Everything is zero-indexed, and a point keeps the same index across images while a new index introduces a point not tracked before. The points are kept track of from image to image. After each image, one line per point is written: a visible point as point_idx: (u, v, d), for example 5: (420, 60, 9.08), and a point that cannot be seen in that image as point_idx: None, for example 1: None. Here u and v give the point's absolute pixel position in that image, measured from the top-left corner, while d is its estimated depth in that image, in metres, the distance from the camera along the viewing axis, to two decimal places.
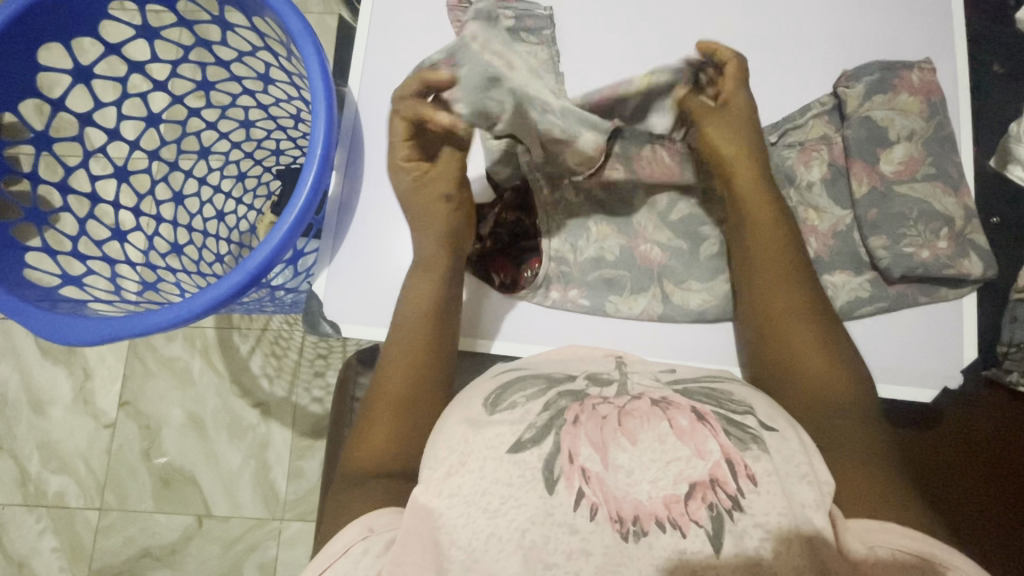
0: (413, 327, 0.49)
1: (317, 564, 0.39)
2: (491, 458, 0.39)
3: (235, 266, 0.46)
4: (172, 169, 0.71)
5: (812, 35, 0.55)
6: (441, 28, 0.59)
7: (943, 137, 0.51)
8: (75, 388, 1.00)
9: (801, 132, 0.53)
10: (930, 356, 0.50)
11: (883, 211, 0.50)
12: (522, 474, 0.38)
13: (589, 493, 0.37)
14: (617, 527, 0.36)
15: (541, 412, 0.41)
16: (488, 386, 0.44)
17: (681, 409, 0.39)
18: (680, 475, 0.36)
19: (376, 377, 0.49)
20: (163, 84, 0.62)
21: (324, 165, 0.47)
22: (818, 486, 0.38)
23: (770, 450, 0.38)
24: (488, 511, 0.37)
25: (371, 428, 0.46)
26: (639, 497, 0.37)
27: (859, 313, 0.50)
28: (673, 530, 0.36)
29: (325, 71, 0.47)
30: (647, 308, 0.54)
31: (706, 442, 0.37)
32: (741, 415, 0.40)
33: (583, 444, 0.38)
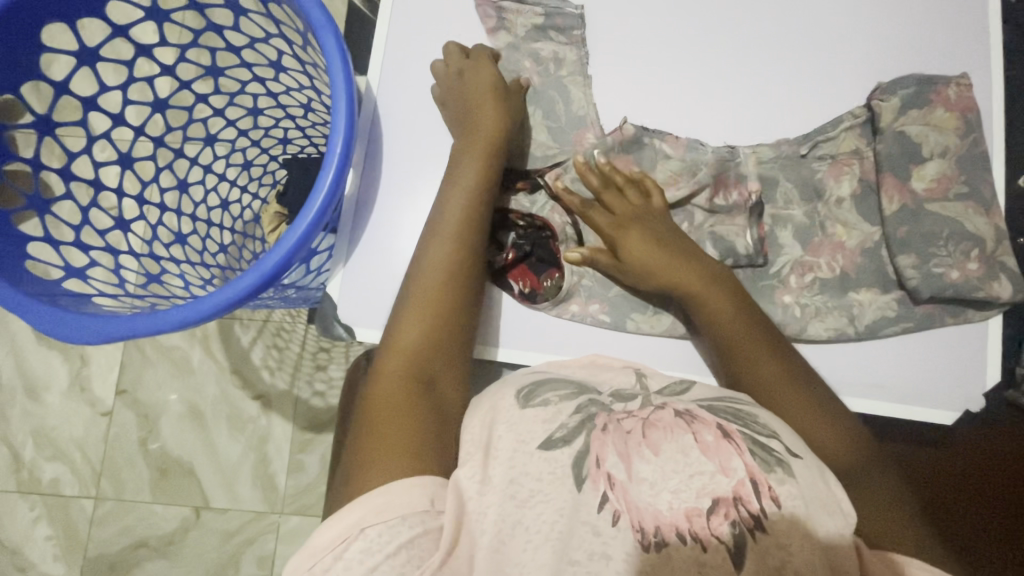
0: (450, 217, 0.48)
1: (369, 512, 0.35)
2: (522, 452, 0.38)
3: (250, 265, 0.45)
4: (177, 156, 0.69)
5: (843, 45, 0.54)
6: (462, 22, 0.57)
7: (977, 155, 0.50)
8: (71, 374, 0.98)
9: (773, 148, 0.53)
10: (943, 383, 0.50)
11: (914, 229, 0.49)
12: (551, 471, 0.37)
13: (612, 499, 0.36)
14: (638, 537, 0.35)
15: (572, 414, 0.39)
16: (522, 381, 0.43)
17: (706, 424, 0.38)
18: (703, 489, 0.35)
19: (415, 268, 0.48)
20: (172, 69, 0.59)
21: (343, 163, 0.46)
22: (844, 517, 0.36)
23: (796, 475, 0.36)
24: (516, 499, 0.36)
25: (417, 307, 0.46)
26: (661, 507, 0.35)
27: (884, 333, 0.49)
28: (694, 543, 0.34)
29: (346, 66, 0.45)
30: (670, 328, 0.53)
31: (731, 459, 0.36)
32: (766, 438, 0.38)
33: (611, 451, 0.37)
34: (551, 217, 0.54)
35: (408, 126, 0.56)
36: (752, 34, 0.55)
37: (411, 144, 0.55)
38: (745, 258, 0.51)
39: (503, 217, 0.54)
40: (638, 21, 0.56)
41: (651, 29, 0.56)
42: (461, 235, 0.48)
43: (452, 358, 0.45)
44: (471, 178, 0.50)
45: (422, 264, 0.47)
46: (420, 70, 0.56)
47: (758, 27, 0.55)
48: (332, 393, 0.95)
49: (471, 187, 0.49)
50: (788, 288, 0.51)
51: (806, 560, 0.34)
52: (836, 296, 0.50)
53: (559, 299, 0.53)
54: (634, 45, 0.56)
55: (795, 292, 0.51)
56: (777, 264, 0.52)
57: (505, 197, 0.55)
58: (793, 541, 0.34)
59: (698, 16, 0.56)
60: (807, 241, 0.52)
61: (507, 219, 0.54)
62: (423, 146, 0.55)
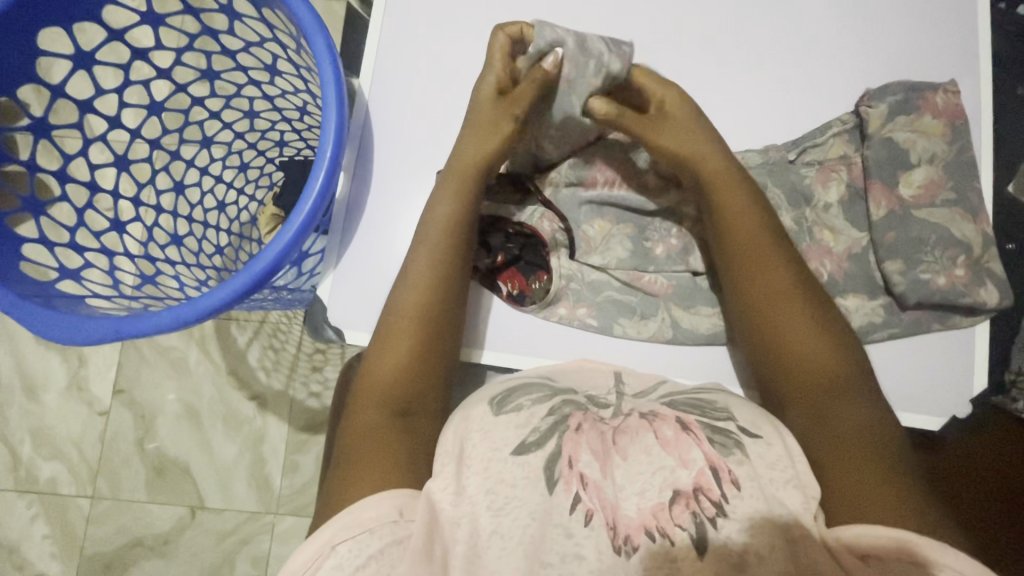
0: (429, 246, 0.48)
1: (338, 529, 0.36)
2: (495, 460, 0.39)
3: (241, 267, 0.45)
4: (174, 158, 0.70)
5: (832, 50, 0.55)
6: (454, 27, 0.57)
7: (965, 161, 0.50)
8: (69, 374, 0.99)
9: (760, 154, 0.53)
10: (931, 387, 0.50)
11: (901, 236, 0.49)
12: (525, 475, 0.38)
13: (585, 498, 0.37)
14: (610, 536, 0.36)
15: (545, 416, 0.41)
16: (496, 389, 0.44)
17: (666, 421, 0.40)
18: (665, 483, 0.37)
19: (394, 296, 0.48)
20: (168, 73, 0.60)
21: (333, 167, 0.46)
22: (805, 491, 0.38)
23: (751, 456, 0.38)
24: (492, 508, 0.37)
25: (393, 339, 0.45)
26: (628, 506, 0.37)
27: (871, 338, 0.50)
28: (662, 539, 0.36)
29: (337, 70, 0.46)
30: (656, 333, 0.53)
31: (690, 450, 0.38)
32: (723, 422, 0.40)
33: (584, 451, 0.38)
34: (539, 225, 0.54)
35: (400, 130, 0.56)
36: (742, 38, 0.55)
37: (403, 148, 0.56)
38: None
39: (490, 224, 0.55)
40: (629, 25, 0.56)
41: (643, 33, 0.56)
42: (437, 263, 0.48)
43: (432, 386, 0.45)
44: (448, 204, 0.49)
45: (401, 294, 0.47)
46: (413, 75, 0.57)
47: (748, 32, 0.55)
48: (327, 393, 0.96)
49: (450, 212, 0.49)
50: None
51: (768, 544, 0.36)
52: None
53: (546, 302, 0.53)
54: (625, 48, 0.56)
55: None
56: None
57: (491, 203, 0.56)
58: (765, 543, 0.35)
59: (689, 20, 0.56)
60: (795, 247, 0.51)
61: (497, 226, 0.55)
62: (415, 150, 0.56)
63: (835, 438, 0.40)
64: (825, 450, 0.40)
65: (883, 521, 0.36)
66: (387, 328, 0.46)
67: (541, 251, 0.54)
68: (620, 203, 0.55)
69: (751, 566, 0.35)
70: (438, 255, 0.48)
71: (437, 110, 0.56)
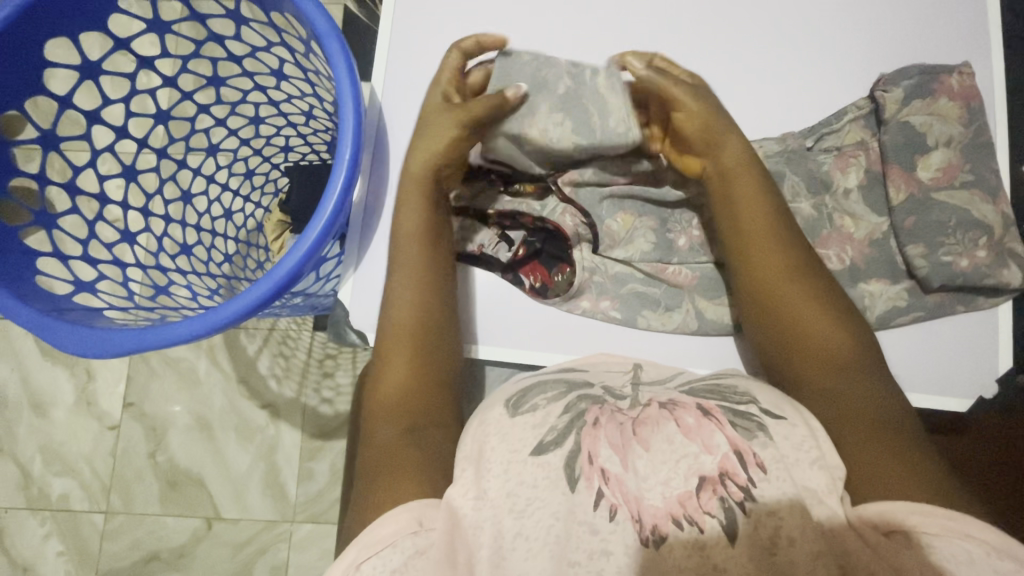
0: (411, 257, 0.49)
1: (361, 548, 0.36)
2: (515, 461, 0.39)
3: (263, 274, 0.45)
4: (181, 167, 0.69)
5: (843, 35, 0.55)
6: (464, 26, 0.57)
7: (981, 143, 0.50)
8: (77, 390, 0.98)
9: (777, 142, 0.53)
10: (956, 369, 0.50)
11: (921, 220, 0.49)
12: (546, 474, 0.38)
13: (609, 494, 0.36)
14: (637, 529, 0.35)
15: (561, 415, 0.41)
16: (509, 392, 0.45)
17: (687, 409, 0.39)
18: (690, 471, 0.36)
19: (386, 312, 0.48)
20: (175, 80, 0.59)
21: (353, 171, 0.46)
22: (829, 471, 0.37)
23: (776, 437, 0.38)
24: (514, 510, 0.37)
25: (392, 355, 0.46)
26: (654, 498, 0.36)
27: (897, 322, 0.49)
28: (690, 527, 0.35)
29: (353, 72, 0.45)
30: (682, 324, 0.53)
31: (713, 436, 0.37)
32: (744, 405, 0.39)
33: (603, 446, 0.38)
34: (562, 220, 0.54)
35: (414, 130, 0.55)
36: (754, 28, 0.55)
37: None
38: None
39: (509, 218, 0.54)
40: (639, 18, 0.56)
41: (655, 25, 0.56)
42: (421, 272, 0.48)
43: (439, 398, 0.45)
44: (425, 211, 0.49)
45: (391, 310, 0.48)
46: (425, 76, 0.56)
47: (758, 21, 0.55)
48: (340, 399, 0.95)
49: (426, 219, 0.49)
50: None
51: (798, 524, 0.34)
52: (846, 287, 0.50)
53: (569, 296, 0.53)
54: (637, 41, 0.56)
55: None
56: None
57: (512, 200, 0.55)
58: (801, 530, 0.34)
59: (700, 11, 0.56)
60: (814, 235, 0.51)
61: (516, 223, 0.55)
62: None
63: (854, 415, 0.40)
64: (844, 428, 0.40)
65: (905, 492, 0.36)
66: (386, 345, 0.47)
67: (564, 243, 0.54)
68: (640, 195, 0.55)
69: (783, 550, 0.34)
70: (424, 264, 0.49)
71: None
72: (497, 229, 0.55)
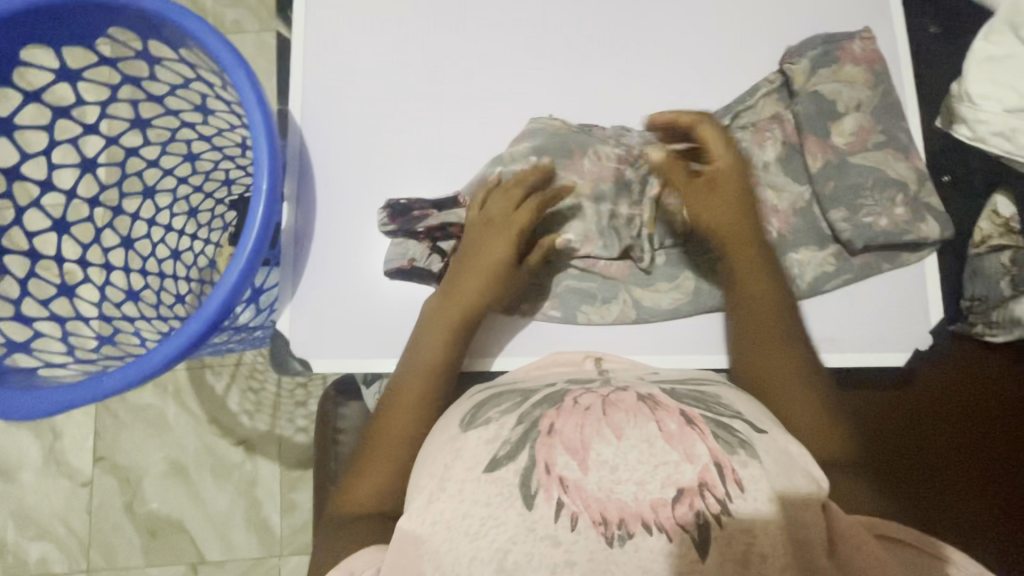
0: (429, 357, 0.50)
1: None
2: (469, 480, 0.37)
3: (192, 314, 0.45)
4: (117, 213, 0.68)
5: (748, 13, 0.56)
6: (379, 39, 0.57)
7: (889, 103, 0.52)
8: (44, 450, 0.96)
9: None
10: (885, 328, 0.51)
11: (840, 184, 0.51)
12: (499, 492, 0.36)
13: (568, 503, 0.35)
14: (601, 530, 0.34)
15: (515, 426, 0.39)
16: (464, 409, 0.44)
17: (669, 412, 0.38)
18: (669, 479, 0.35)
19: (383, 412, 0.49)
20: (94, 127, 0.59)
21: (272, 198, 0.46)
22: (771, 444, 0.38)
23: (758, 454, 0.36)
24: (469, 533, 0.36)
25: (375, 457, 0.46)
26: (624, 498, 0.35)
27: (828, 287, 0.51)
28: (659, 534, 0.34)
29: (261, 101, 0.45)
30: (620, 315, 0.54)
31: (695, 445, 0.36)
32: (728, 418, 0.38)
33: (559, 452, 0.36)
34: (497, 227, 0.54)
35: (338, 152, 0.55)
36: (662, 17, 0.56)
37: (342, 168, 0.55)
38: (682, 236, 0.54)
39: (439, 230, 0.54)
40: (552, 19, 0.57)
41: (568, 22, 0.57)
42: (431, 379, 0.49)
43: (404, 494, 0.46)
44: (453, 310, 0.51)
45: (391, 410, 0.48)
46: (344, 95, 0.56)
47: (666, 10, 0.57)
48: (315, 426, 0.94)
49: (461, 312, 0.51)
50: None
51: (765, 528, 0.34)
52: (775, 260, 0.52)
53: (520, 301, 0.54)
54: (553, 39, 0.57)
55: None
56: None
57: (443, 211, 0.54)
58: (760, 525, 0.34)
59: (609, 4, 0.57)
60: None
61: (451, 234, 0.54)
62: (358, 171, 0.55)
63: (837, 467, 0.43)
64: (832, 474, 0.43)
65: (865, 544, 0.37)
66: (371, 448, 0.47)
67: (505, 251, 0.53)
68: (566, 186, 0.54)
69: (753, 563, 0.34)
70: (434, 369, 0.50)
71: (373, 124, 0.56)
72: (429, 243, 0.54)
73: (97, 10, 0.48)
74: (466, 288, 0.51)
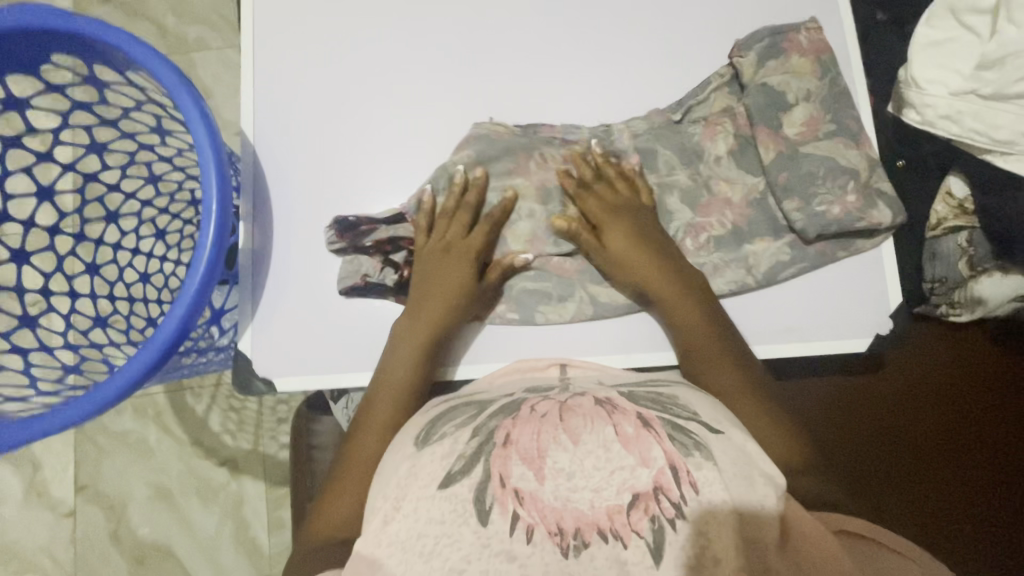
0: (401, 373, 0.51)
1: None
2: (424, 498, 0.37)
3: (145, 341, 0.44)
4: (80, 240, 0.67)
5: (694, 12, 0.57)
6: (330, 54, 0.58)
7: (838, 92, 0.53)
8: (25, 483, 0.94)
9: (642, 120, 0.56)
10: (835, 319, 0.53)
11: (793, 173, 0.52)
12: (453, 508, 0.36)
13: (524, 514, 0.35)
14: (557, 540, 0.34)
15: (470, 440, 0.39)
16: (419, 427, 0.44)
17: (626, 416, 0.38)
18: (624, 485, 0.35)
19: (354, 436, 0.49)
20: (47, 154, 0.58)
21: (222, 220, 0.46)
22: (736, 446, 0.38)
23: (714, 457, 0.36)
24: (424, 553, 0.35)
25: (346, 482, 0.46)
26: (580, 506, 0.34)
27: (782, 276, 0.53)
28: (614, 541, 0.34)
29: (206, 124, 0.45)
30: (578, 311, 0.54)
31: (651, 449, 0.36)
32: (685, 419, 0.38)
33: (515, 464, 0.36)
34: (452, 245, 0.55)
35: (289, 170, 0.57)
36: (609, 20, 0.57)
37: (290, 185, 0.57)
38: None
39: (388, 243, 0.57)
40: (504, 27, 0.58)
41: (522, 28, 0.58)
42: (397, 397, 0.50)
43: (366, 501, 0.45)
44: (424, 331, 0.52)
45: (361, 432, 0.49)
46: (293, 112, 0.58)
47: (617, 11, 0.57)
48: None
49: (433, 330, 0.52)
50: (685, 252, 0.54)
51: (722, 539, 0.34)
52: (730, 250, 0.53)
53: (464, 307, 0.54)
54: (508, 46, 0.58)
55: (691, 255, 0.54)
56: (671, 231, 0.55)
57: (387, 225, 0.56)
58: (713, 525, 0.34)
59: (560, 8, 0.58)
60: (695, 204, 0.55)
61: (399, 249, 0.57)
62: (319, 186, 0.57)
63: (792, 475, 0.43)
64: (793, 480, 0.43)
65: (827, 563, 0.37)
66: (343, 471, 0.47)
67: None
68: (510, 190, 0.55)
69: (708, 568, 0.33)
70: (405, 387, 0.50)
71: (321, 138, 0.58)
72: (380, 258, 0.57)
73: (38, 39, 0.48)
74: (437, 309, 0.52)
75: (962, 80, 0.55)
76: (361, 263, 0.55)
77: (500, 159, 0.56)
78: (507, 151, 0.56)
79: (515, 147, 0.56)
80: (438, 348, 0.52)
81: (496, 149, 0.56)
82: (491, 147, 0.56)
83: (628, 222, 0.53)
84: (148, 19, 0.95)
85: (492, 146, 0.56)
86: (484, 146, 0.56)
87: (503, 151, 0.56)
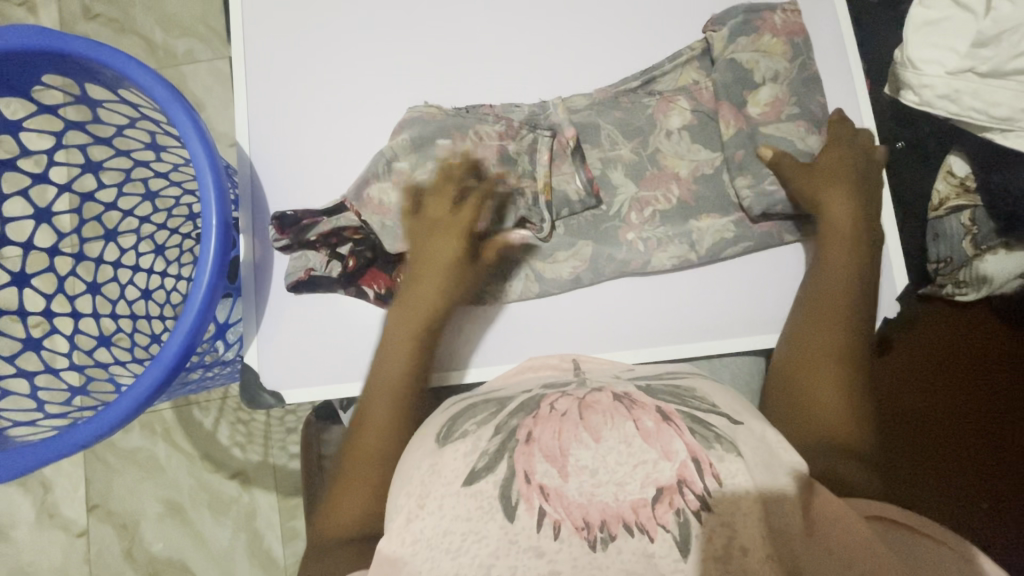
0: (393, 355, 0.50)
1: None
2: (449, 495, 0.37)
3: (150, 359, 0.44)
4: (79, 259, 0.66)
5: (687, 11, 0.60)
6: (318, 57, 0.60)
7: (806, 76, 0.56)
8: (36, 505, 0.94)
9: (586, 97, 0.59)
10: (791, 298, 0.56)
11: (748, 151, 0.55)
12: (479, 505, 0.36)
13: (551, 510, 0.34)
14: (584, 535, 0.34)
15: (492, 437, 0.39)
16: (441, 422, 0.44)
17: (646, 409, 0.37)
18: (647, 479, 0.34)
19: (357, 423, 0.47)
20: (42, 175, 0.57)
21: (223, 234, 0.46)
22: (759, 438, 0.38)
23: (737, 447, 0.36)
24: (450, 550, 0.35)
25: (353, 475, 0.45)
26: (605, 500, 0.34)
27: (725, 253, 0.56)
28: (640, 535, 0.33)
29: (202, 138, 0.45)
30: (523, 290, 0.57)
31: (672, 442, 0.35)
32: (705, 412, 0.37)
33: (539, 460, 0.35)
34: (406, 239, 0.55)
35: (278, 176, 0.58)
36: (605, 22, 0.60)
37: (280, 191, 0.58)
38: (579, 205, 0.56)
39: (335, 236, 0.56)
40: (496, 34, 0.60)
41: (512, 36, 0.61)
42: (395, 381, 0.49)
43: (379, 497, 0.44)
44: (415, 308, 0.52)
45: (363, 421, 0.47)
46: (285, 116, 0.59)
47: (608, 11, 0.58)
48: None
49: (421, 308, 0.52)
50: (630, 225, 0.56)
51: (751, 532, 0.33)
52: (676, 225, 0.56)
53: None
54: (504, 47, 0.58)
55: (637, 228, 0.56)
56: (615, 206, 0.57)
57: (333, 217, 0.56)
58: (739, 515, 0.33)
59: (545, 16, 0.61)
60: (639, 177, 0.56)
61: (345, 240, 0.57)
62: (300, 181, 0.59)
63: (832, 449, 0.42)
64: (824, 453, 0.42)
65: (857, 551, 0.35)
66: (351, 467, 0.45)
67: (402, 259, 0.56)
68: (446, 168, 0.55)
69: (737, 561, 0.33)
70: (402, 368, 0.50)
71: (309, 142, 0.59)
72: (327, 252, 0.56)
73: (28, 61, 0.47)
74: (425, 284, 0.52)
75: (958, 58, 0.55)
76: (310, 258, 0.56)
77: (432, 137, 0.56)
78: (442, 131, 0.56)
79: (448, 126, 0.56)
80: (432, 325, 0.52)
81: (432, 129, 0.56)
82: (425, 128, 0.56)
83: (831, 184, 0.53)
84: (135, 34, 0.94)
85: (427, 126, 0.56)
86: (420, 129, 0.56)
87: (437, 131, 0.56)
